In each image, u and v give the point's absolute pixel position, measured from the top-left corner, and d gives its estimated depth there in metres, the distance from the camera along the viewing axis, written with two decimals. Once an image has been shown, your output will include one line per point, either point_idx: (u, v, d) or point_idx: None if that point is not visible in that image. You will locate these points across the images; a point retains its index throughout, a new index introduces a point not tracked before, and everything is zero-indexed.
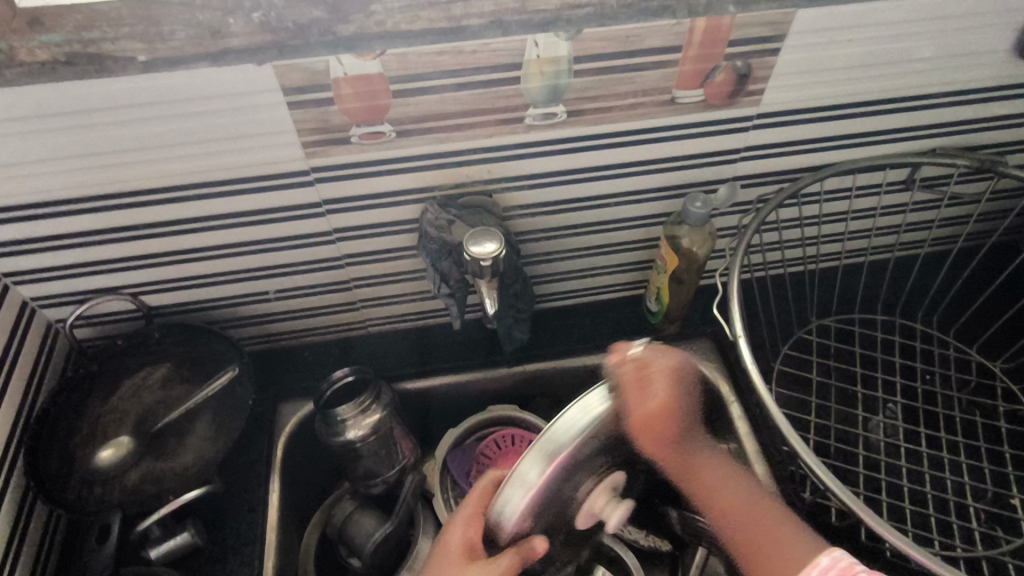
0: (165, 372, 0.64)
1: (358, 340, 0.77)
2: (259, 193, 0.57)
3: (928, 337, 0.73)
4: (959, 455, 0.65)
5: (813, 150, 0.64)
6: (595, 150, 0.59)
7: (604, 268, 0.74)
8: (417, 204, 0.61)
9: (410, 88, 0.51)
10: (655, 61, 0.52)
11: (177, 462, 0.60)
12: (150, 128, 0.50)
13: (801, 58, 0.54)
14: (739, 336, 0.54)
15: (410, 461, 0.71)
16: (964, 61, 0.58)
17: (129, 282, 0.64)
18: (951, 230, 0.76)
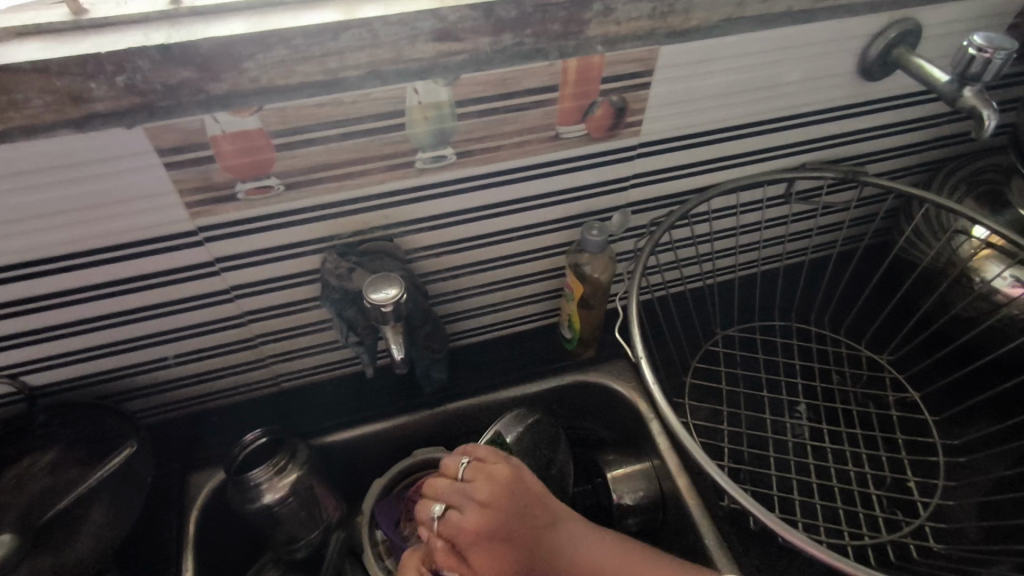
0: (56, 457, 0.59)
1: (270, 399, 0.74)
2: (145, 257, 0.55)
3: (822, 337, 0.78)
4: (859, 446, 0.69)
5: (696, 172, 0.68)
6: (490, 188, 0.61)
7: (515, 301, 0.75)
8: (316, 254, 0.60)
9: (293, 141, 0.51)
10: (535, 101, 0.55)
11: (72, 554, 0.55)
12: (12, 201, 0.47)
13: (671, 89, 0.58)
14: (641, 356, 0.56)
15: (336, 517, 0.69)
16: (816, 84, 0.63)
17: (7, 363, 0.59)
18: (830, 236, 0.83)
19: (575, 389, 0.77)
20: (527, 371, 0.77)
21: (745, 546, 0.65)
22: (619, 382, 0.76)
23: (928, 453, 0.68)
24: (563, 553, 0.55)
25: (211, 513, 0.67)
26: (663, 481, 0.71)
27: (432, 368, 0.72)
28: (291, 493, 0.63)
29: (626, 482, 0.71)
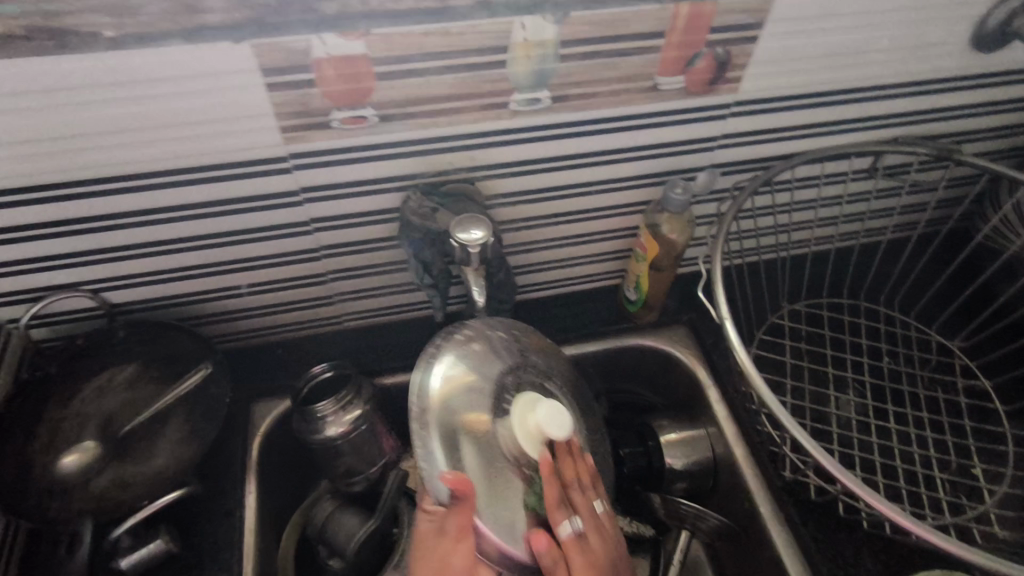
0: (134, 372, 0.61)
1: (333, 336, 0.75)
2: (234, 182, 0.55)
3: (892, 318, 0.76)
4: (924, 429, 0.68)
5: (785, 138, 0.66)
6: (578, 137, 0.59)
7: (582, 257, 0.75)
8: (399, 192, 0.60)
9: (394, 71, 0.49)
10: (638, 48, 0.53)
11: (151, 465, 0.58)
12: (113, 112, 0.47)
13: (778, 45, 0.56)
14: (725, 317, 0.56)
15: (393, 456, 0.70)
16: (925, 52, 0.60)
17: (90, 279, 0.60)
18: (912, 216, 0.80)
19: (635, 350, 0.77)
20: (587, 329, 0.77)
21: (805, 518, 0.64)
22: (680, 347, 0.75)
23: (994, 442, 0.67)
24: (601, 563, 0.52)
25: (273, 441, 0.69)
26: (717, 448, 0.71)
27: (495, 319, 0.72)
28: (353, 428, 0.64)
29: (679, 446, 0.71)
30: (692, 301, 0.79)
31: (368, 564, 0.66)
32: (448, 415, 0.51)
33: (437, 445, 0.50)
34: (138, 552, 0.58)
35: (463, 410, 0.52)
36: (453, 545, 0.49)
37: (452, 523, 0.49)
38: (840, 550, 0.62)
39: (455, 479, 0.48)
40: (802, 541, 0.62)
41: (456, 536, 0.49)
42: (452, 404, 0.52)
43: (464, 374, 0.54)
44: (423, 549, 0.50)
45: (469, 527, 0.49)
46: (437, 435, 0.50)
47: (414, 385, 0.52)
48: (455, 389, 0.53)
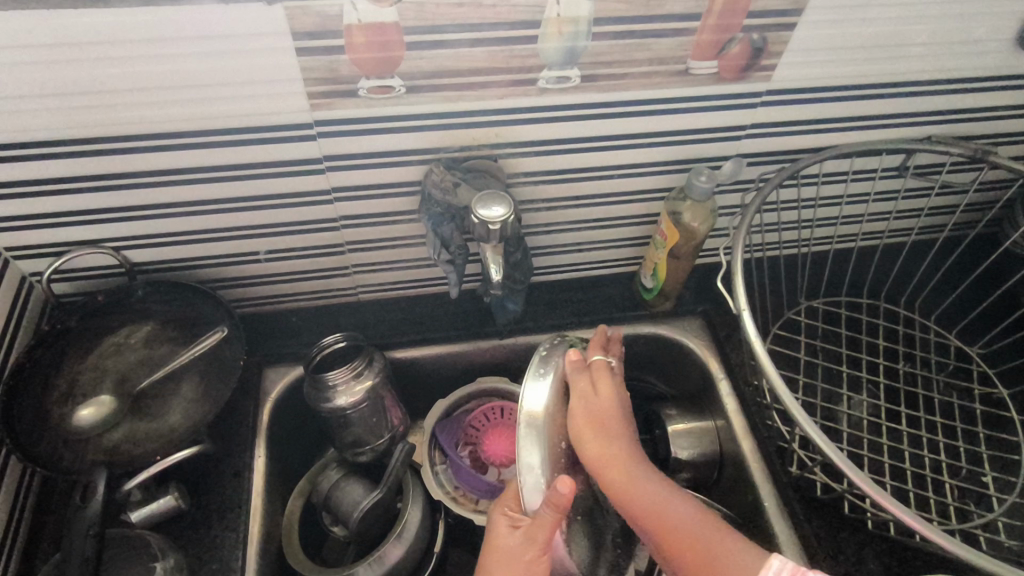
0: (150, 333, 0.63)
1: (348, 307, 0.76)
2: (257, 146, 0.55)
3: (911, 321, 0.75)
4: (936, 434, 0.68)
5: (816, 131, 0.65)
6: (604, 119, 0.59)
7: (600, 242, 0.74)
8: (422, 165, 0.59)
9: (425, 41, 0.49)
10: (673, 29, 0.52)
11: (164, 422, 0.59)
12: (142, 69, 0.47)
13: (816, 34, 0.54)
14: (743, 309, 0.55)
15: (399, 430, 0.71)
16: (967, 49, 0.59)
17: (112, 236, 0.61)
18: (939, 218, 0.79)
19: (648, 338, 0.76)
20: (601, 315, 0.77)
21: (809, 515, 0.63)
22: (691, 337, 0.75)
23: (1007, 451, 0.66)
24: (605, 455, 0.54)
25: (284, 407, 0.70)
26: (724, 442, 0.70)
27: (507, 300, 0.71)
28: (363, 399, 0.64)
29: (685, 437, 0.70)
30: (708, 293, 0.79)
31: (371, 534, 0.66)
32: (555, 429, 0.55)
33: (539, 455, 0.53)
34: (148, 508, 0.59)
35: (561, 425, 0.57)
36: (538, 560, 0.50)
37: (541, 538, 0.49)
38: (841, 548, 0.62)
39: (569, 496, 0.48)
40: (805, 537, 0.62)
41: (542, 552, 0.50)
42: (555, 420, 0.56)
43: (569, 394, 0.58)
44: (502, 554, 0.50)
45: (551, 542, 0.50)
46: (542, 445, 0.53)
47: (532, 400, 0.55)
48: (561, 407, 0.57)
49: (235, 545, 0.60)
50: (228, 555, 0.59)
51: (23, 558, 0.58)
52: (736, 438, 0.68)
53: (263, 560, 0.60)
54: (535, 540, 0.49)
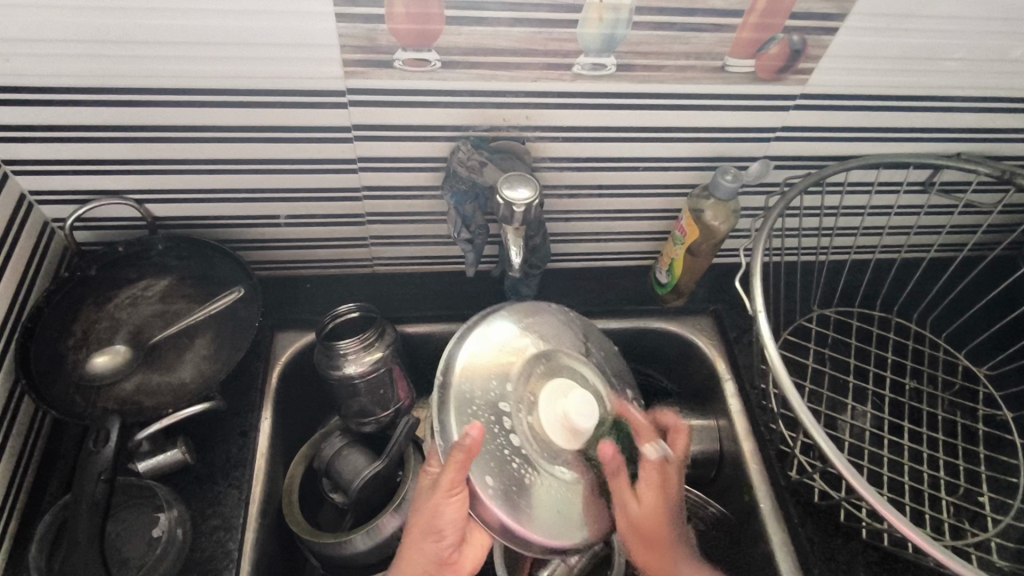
0: (167, 287, 0.64)
1: (363, 278, 0.76)
2: (288, 110, 0.55)
3: (920, 337, 0.76)
4: (936, 451, 0.68)
5: (844, 138, 0.64)
6: (635, 110, 0.58)
7: (617, 233, 0.74)
8: (450, 142, 0.60)
9: (465, 16, 0.48)
10: (714, 24, 0.51)
11: (175, 376, 0.60)
12: (180, 21, 0.47)
13: (857, 41, 0.54)
14: (758, 311, 0.56)
15: (405, 402, 0.71)
16: (1006, 68, 0.58)
17: (136, 189, 0.61)
18: (959, 237, 0.79)
19: (656, 334, 0.77)
20: (614, 306, 0.77)
21: (803, 519, 0.63)
22: (700, 335, 0.75)
23: (1005, 472, 0.67)
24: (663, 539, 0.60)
25: (292, 371, 0.71)
26: (723, 441, 0.71)
27: (521, 284, 0.72)
28: (372, 369, 0.65)
29: (685, 433, 0.72)
30: (721, 291, 0.79)
31: (371, 501, 0.68)
32: (463, 394, 0.55)
33: (456, 415, 0.54)
34: (154, 458, 0.59)
35: (481, 390, 0.56)
36: (445, 498, 0.53)
37: (445, 479, 0.52)
38: (833, 554, 0.62)
39: (479, 438, 0.51)
40: (798, 542, 0.62)
41: (448, 491, 0.52)
42: (468, 387, 0.55)
43: (487, 362, 0.57)
44: (420, 499, 0.54)
45: (460, 482, 0.52)
46: (456, 405, 0.54)
47: (448, 353, 0.57)
48: (472, 376, 0.56)
49: (238, 503, 0.61)
50: (230, 512, 0.60)
51: (29, 498, 0.59)
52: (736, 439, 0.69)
53: (265, 518, 0.62)
54: (440, 480, 0.52)
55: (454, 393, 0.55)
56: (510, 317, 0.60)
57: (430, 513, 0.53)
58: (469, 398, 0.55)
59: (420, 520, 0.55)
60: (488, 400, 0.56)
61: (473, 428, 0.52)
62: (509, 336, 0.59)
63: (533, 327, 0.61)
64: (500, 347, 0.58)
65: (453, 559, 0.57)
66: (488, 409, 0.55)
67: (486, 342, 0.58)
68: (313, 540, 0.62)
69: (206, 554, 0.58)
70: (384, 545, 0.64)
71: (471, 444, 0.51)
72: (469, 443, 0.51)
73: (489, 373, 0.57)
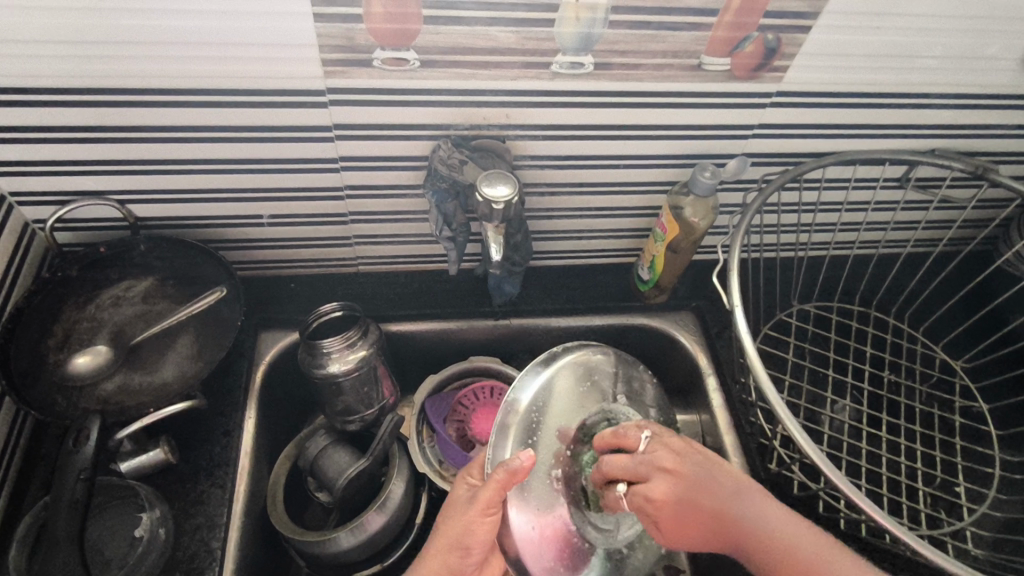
0: (150, 286, 0.64)
1: (347, 277, 0.77)
2: (267, 110, 0.55)
3: (899, 331, 0.77)
4: (914, 442, 0.69)
5: (821, 136, 0.65)
6: (614, 108, 0.59)
7: (599, 231, 0.75)
8: (431, 141, 0.60)
9: (443, 15, 0.49)
10: (690, 23, 0.52)
11: (157, 376, 0.60)
12: (157, 22, 0.47)
13: (831, 39, 0.55)
14: (735, 306, 0.56)
15: (390, 402, 0.72)
16: (977, 65, 0.59)
17: (117, 189, 0.61)
18: (935, 232, 0.81)
19: (638, 329, 0.77)
20: (597, 303, 0.77)
21: None
22: (683, 331, 0.76)
23: (981, 463, 0.68)
24: (734, 526, 0.51)
25: (278, 370, 0.71)
26: (706, 437, 0.72)
27: (505, 283, 0.72)
28: (356, 368, 0.65)
29: None
30: (701, 287, 0.80)
31: (355, 500, 0.68)
32: (524, 424, 0.59)
33: (513, 442, 0.58)
34: (137, 459, 0.59)
35: (543, 421, 0.60)
36: (480, 517, 0.52)
37: (485, 497, 0.52)
38: None
39: (530, 465, 0.52)
40: None
41: (484, 510, 0.52)
42: (530, 418, 0.59)
43: (550, 399, 0.61)
44: (449, 511, 0.53)
45: (496, 503, 0.52)
46: (517, 433, 0.58)
47: (519, 380, 0.60)
48: (539, 410, 0.60)
49: (221, 502, 0.61)
50: (213, 510, 0.60)
51: (10, 500, 0.58)
52: (718, 435, 0.70)
53: (248, 518, 0.62)
54: (478, 497, 0.52)
55: (519, 423, 0.59)
56: (580, 362, 0.63)
57: (461, 527, 0.51)
58: (528, 430, 0.59)
59: (448, 534, 0.51)
60: (545, 436, 0.60)
61: (525, 454, 0.53)
62: (579, 375, 0.63)
63: (605, 383, 0.65)
64: (566, 385, 0.62)
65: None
66: (539, 445, 0.59)
67: (559, 382, 0.62)
68: (298, 538, 0.62)
69: (189, 553, 0.58)
70: (370, 542, 0.64)
71: (521, 468, 0.52)
72: (518, 467, 0.52)
73: (550, 406, 0.61)
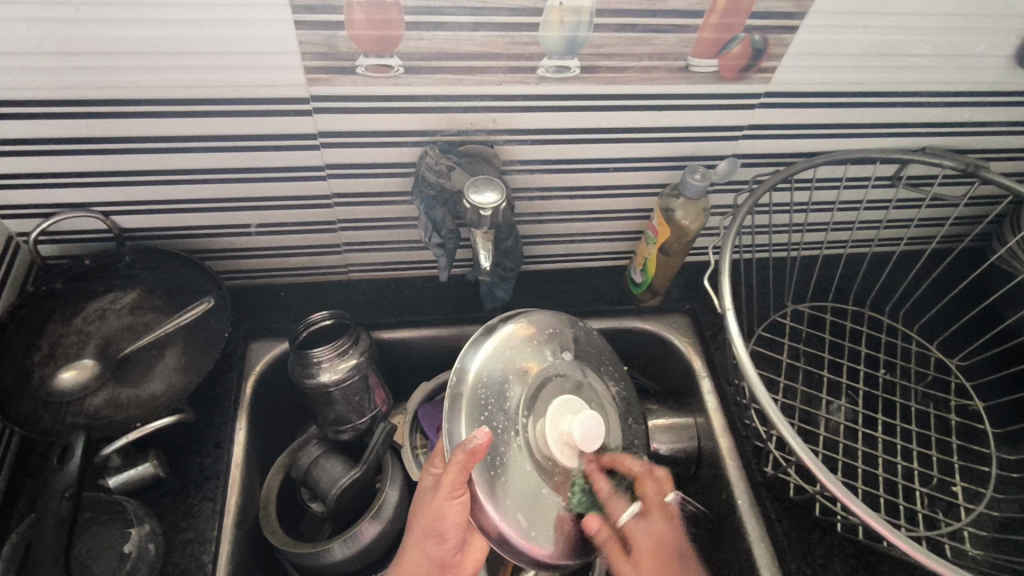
0: (137, 299, 0.63)
1: (338, 285, 0.76)
2: (251, 118, 0.54)
3: (894, 329, 0.77)
4: (910, 442, 0.69)
5: (811, 135, 0.65)
6: (602, 112, 0.58)
7: (591, 234, 0.75)
8: (418, 147, 0.59)
9: (426, 21, 0.48)
10: (676, 25, 0.51)
11: (145, 390, 0.59)
12: (137, 33, 0.46)
13: (818, 39, 0.54)
14: (727, 309, 0.56)
15: (382, 410, 0.71)
16: (966, 62, 0.59)
17: (101, 201, 0.60)
18: (927, 230, 0.80)
19: (632, 332, 0.77)
20: (590, 307, 0.77)
21: (780, 514, 0.64)
22: (676, 333, 0.76)
23: (978, 462, 0.68)
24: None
25: (269, 379, 0.70)
26: (701, 440, 0.71)
27: (497, 287, 0.72)
28: (347, 377, 0.64)
29: (665, 432, 0.71)
30: (694, 290, 0.80)
31: (348, 509, 0.67)
32: (475, 399, 0.54)
33: (467, 424, 0.53)
34: (125, 474, 0.59)
35: (495, 392, 0.55)
36: (447, 500, 0.51)
37: (447, 483, 0.51)
38: (810, 549, 0.62)
39: (485, 443, 0.50)
40: (775, 538, 0.62)
41: (450, 493, 0.51)
42: (480, 391, 0.55)
43: (500, 369, 0.56)
44: (420, 503, 0.53)
45: (462, 484, 0.51)
46: (468, 410, 0.53)
47: (462, 354, 0.56)
48: (488, 380, 0.55)
49: (211, 516, 0.60)
50: (203, 524, 0.60)
51: None
52: (714, 437, 0.69)
53: (241, 530, 0.61)
54: (442, 483, 0.51)
55: (468, 399, 0.54)
56: (529, 326, 0.59)
57: (432, 517, 0.51)
58: (480, 405, 0.54)
59: (420, 525, 0.52)
60: (498, 409, 0.55)
61: (478, 433, 0.51)
62: (529, 339, 0.59)
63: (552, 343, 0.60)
64: (517, 351, 0.58)
65: (459, 561, 0.55)
66: (496, 419, 0.54)
67: (508, 349, 0.57)
68: (290, 549, 0.61)
69: (180, 568, 0.57)
70: (363, 553, 0.63)
71: (478, 448, 0.50)
72: (475, 447, 0.50)
73: (500, 375, 0.56)
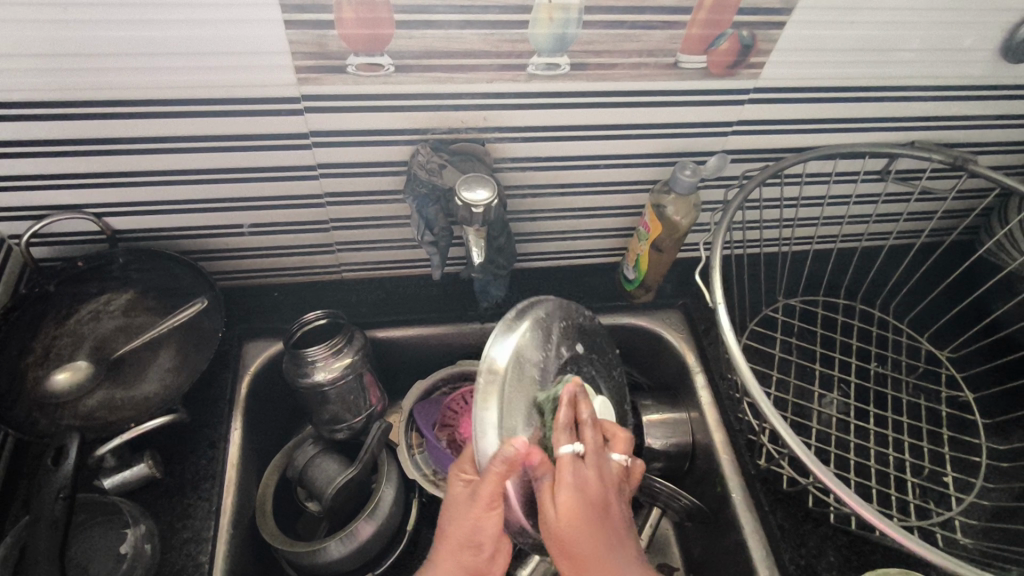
0: (129, 300, 0.63)
1: (332, 284, 0.77)
2: (243, 118, 0.54)
3: (884, 322, 0.77)
4: (901, 434, 0.70)
5: (800, 130, 0.66)
6: (592, 109, 0.59)
7: (583, 231, 0.75)
8: (409, 146, 0.59)
9: (415, 20, 0.49)
10: (664, 21, 0.52)
11: (139, 391, 0.60)
12: (127, 33, 0.47)
13: (806, 34, 0.55)
14: (717, 303, 0.56)
15: (377, 408, 0.71)
16: (952, 56, 0.59)
17: (93, 203, 0.60)
18: (917, 224, 0.81)
19: (625, 328, 0.77)
20: (584, 304, 0.77)
21: (774, 506, 0.64)
22: (669, 329, 0.76)
23: (969, 453, 0.68)
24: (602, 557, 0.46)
25: (264, 379, 0.70)
26: (696, 434, 0.71)
27: (490, 284, 0.72)
28: (341, 376, 0.64)
29: (659, 426, 0.71)
30: (687, 286, 0.80)
31: (343, 509, 0.67)
32: (510, 394, 0.50)
33: (501, 414, 0.50)
34: (119, 475, 0.59)
35: (526, 385, 0.52)
36: (486, 511, 0.49)
37: (485, 494, 0.48)
38: (804, 540, 0.63)
39: (524, 452, 0.46)
40: (769, 530, 0.62)
41: (488, 504, 0.49)
42: (514, 384, 0.51)
43: (529, 361, 0.53)
44: (455, 511, 0.51)
45: (500, 495, 0.49)
46: (505, 406, 0.50)
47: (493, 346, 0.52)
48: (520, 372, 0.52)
49: (207, 516, 0.60)
50: (200, 524, 0.60)
51: None
52: (707, 432, 0.70)
53: (237, 529, 0.61)
54: (479, 494, 0.48)
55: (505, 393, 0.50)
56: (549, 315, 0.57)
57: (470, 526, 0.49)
58: (514, 400, 0.51)
59: (456, 537, 0.50)
60: (530, 403, 0.52)
61: (518, 441, 0.47)
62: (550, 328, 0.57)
63: (564, 332, 0.59)
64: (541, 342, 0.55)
65: None
66: (529, 414, 0.52)
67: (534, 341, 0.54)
68: (288, 549, 0.61)
69: (176, 568, 0.57)
70: (359, 551, 0.63)
71: (521, 458, 0.47)
72: (516, 458, 0.46)
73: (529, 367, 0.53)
